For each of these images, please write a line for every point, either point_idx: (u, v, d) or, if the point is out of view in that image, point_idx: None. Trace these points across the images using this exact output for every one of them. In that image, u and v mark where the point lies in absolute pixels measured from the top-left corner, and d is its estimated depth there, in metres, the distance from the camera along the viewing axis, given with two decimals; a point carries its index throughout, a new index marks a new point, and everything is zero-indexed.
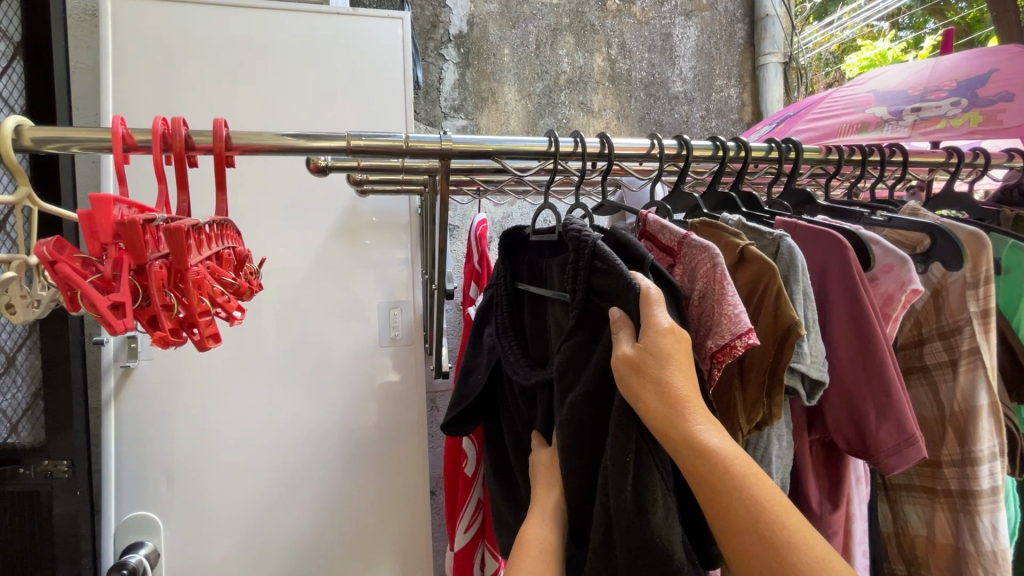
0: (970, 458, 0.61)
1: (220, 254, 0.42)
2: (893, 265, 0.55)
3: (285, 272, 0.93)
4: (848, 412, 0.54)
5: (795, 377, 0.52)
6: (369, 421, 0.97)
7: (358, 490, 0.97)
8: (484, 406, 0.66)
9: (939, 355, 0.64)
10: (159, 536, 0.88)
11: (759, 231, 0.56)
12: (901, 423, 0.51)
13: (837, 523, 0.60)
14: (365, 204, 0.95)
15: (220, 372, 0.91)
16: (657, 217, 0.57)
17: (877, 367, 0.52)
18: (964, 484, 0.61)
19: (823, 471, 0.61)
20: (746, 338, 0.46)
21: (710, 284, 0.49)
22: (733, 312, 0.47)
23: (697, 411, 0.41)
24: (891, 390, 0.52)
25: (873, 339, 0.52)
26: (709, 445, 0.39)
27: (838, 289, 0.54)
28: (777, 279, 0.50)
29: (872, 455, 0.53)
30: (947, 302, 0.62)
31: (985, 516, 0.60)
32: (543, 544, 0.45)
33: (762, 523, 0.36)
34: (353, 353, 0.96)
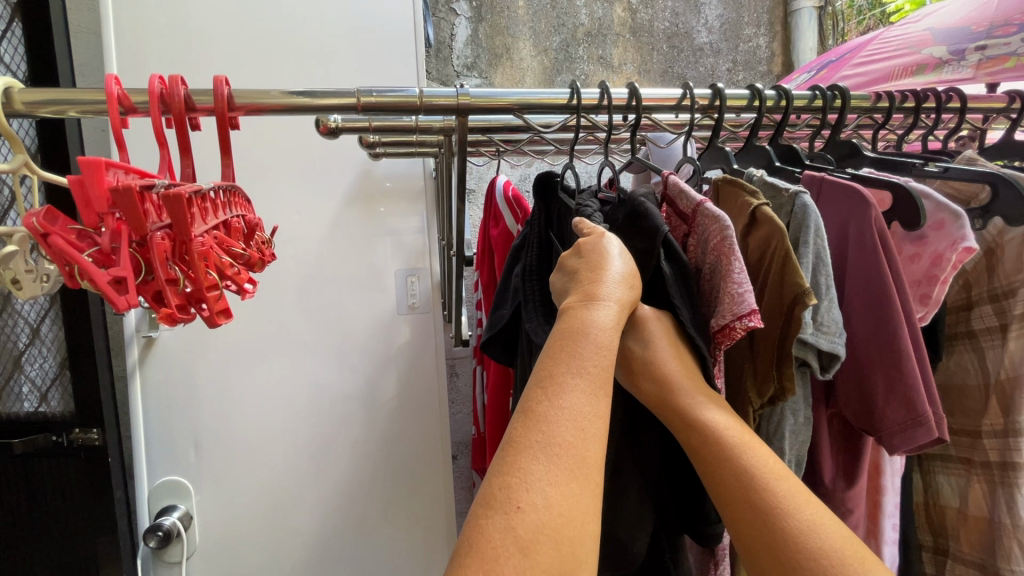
0: (1012, 429, 0.57)
1: (227, 223, 0.40)
2: (945, 221, 0.50)
3: (300, 242, 0.91)
4: (858, 386, 0.51)
5: (806, 350, 0.48)
6: (389, 389, 0.97)
7: (379, 457, 0.98)
8: (510, 348, 0.65)
9: (988, 319, 0.59)
10: (191, 499, 0.91)
11: (777, 187, 0.51)
12: (910, 402, 0.48)
13: (853, 501, 0.57)
14: (379, 168, 0.92)
15: (238, 342, 0.91)
16: (677, 179, 0.52)
17: (892, 338, 0.48)
18: (1005, 456, 0.58)
19: (841, 449, 0.58)
20: (747, 320, 0.43)
21: (719, 259, 0.46)
22: (738, 291, 0.44)
23: (689, 388, 0.42)
24: (901, 366, 0.48)
25: (891, 309, 0.48)
26: (701, 417, 0.40)
27: (856, 250, 0.50)
28: (785, 241, 0.46)
29: (877, 432, 0.50)
30: (1001, 263, 0.57)
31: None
32: (580, 417, 0.32)
33: (751, 487, 0.36)
34: (371, 322, 0.95)
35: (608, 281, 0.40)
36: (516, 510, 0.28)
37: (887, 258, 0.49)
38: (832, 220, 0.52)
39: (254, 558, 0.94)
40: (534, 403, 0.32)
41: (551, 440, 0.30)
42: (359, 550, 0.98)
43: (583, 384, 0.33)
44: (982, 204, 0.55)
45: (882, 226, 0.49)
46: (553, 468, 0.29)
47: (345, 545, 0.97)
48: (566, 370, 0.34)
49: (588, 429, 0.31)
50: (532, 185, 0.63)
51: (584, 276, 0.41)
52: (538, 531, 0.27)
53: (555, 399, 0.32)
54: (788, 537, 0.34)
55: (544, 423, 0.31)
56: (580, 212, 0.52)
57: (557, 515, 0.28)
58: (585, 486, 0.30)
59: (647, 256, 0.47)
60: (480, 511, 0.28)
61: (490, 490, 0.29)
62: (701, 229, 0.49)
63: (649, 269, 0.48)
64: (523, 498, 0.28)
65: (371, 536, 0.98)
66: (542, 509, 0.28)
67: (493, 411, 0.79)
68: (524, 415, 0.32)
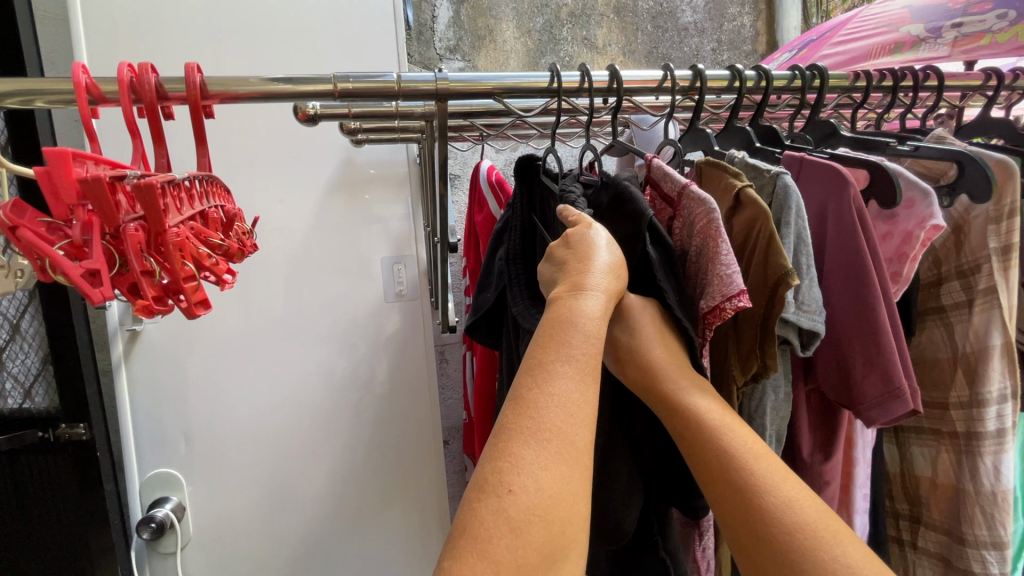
0: (978, 399, 0.58)
1: (204, 213, 0.40)
2: (915, 199, 0.50)
3: (284, 231, 0.90)
4: (837, 362, 0.52)
5: (787, 328, 0.49)
6: (379, 376, 0.97)
7: (372, 444, 0.99)
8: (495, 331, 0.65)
9: (955, 295, 0.59)
10: (182, 491, 0.91)
11: (758, 168, 0.52)
12: (887, 376, 0.49)
13: (829, 473, 0.59)
14: (362, 155, 0.91)
15: (224, 334, 0.90)
16: (661, 162, 0.53)
17: (870, 314, 0.49)
18: (970, 425, 0.59)
19: (819, 423, 0.59)
20: (737, 300, 0.44)
21: (706, 241, 0.47)
22: (727, 272, 0.45)
23: (673, 373, 0.43)
24: (878, 342, 0.49)
25: (869, 286, 0.49)
26: (684, 400, 0.41)
27: (836, 229, 0.51)
28: (768, 225, 0.46)
29: (855, 405, 0.51)
30: (968, 239, 0.57)
31: (988, 457, 0.59)
32: (567, 403, 0.32)
33: (733, 467, 0.37)
34: (359, 311, 0.95)
35: (594, 271, 0.40)
36: (508, 493, 0.28)
37: (866, 236, 0.50)
38: (811, 199, 0.53)
39: (250, 546, 0.95)
40: (524, 391, 0.33)
41: (540, 426, 0.31)
42: (353, 534, 0.99)
43: (572, 372, 0.34)
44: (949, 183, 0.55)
45: (860, 204, 0.50)
46: (543, 453, 0.30)
47: (341, 530, 0.99)
48: (555, 357, 0.34)
49: (576, 413, 0.32)
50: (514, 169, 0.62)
51: (572, 267, 0.41)
52: (530, 512, 0.28)
53: (545, 387, 0.33)
54: (768, 513, 0.35)
55: (534, 409, 0.32)
56: (564, 198, 0.51)
57: (548, 497, 0.29)
58: (573, 469, 0.30)
59: (635, 241, 0.47)
60: (473, 495, 0.29)
61: (482, 475, 0.29)
62: (686, 212, 0.49)
63: (636, 253, 0.48)
64: (515, 481, 0.29)
65: (366, 520, 1.00)
66: (532, 490, 0.28)
67: (483, 395, 0.79)
68: (514, 403, 0.32)
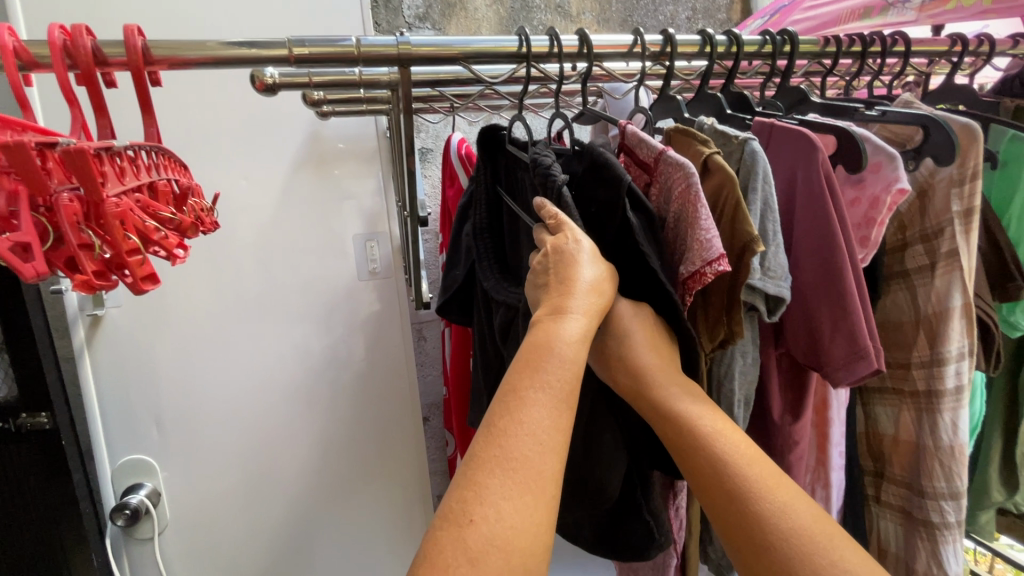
0: (937, 358, 0.60)
1: (152, 185, 0.38)
2: (881, 163, 0.51)
3: (250, 209, 0.87)
4: (805, 325, 0.53)
5: (755, 295, 0.50)
6: (356, 355, 0.96)
7: (352, 424, 0.98)
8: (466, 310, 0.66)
9: (919, 259, 0.60)
10: (157, 476, 0.90)
11: (726, 134, 0.51)
12: (853, 337, 0.50)
13: (799, 433, 0.61)
14: (329, 128, 0.88)
15: (192, 317, 0.88)
16: (635, 128, 0.52)
17: (837, 278, 0.50)
18: (930, 383, 0.61)
19: (789, 385, 0.61)
20: (717, 264, 0.44)
21: (684, 206, 0.46)
22: (705, 236, 0.45)
23: (664, 381, 0.43)
24: (844, 305, 0.50)
25: (836, 249, 0.50)
26: (674, 409, 0.42)
27: (804, 194, 0.51)
28: (734, 192, 0.46)
29: (823, 366, 0.53)
30: (932, 203, 0.57)
31: (947, 414, 0.61)
32: (539, 431, 0.32)
33: (725, 476, 0.38)
34: (331, 290, 0.93)
35: (576, 293, 0.40)
36: (469, 523, 0.28)
37: (833, 202, 0.51)
38: (780, 165, 0.53)
39: (231, 529, 0.95)
40: (496, 418, 0.33)
41: (509, 454, 0.31)
42: (335, 512, 1.00)
43: (546, 399, 0.34)
44: (914, 146, 0.56)
45: (828, 169, 0.50)
46: (509, 482, 0.30)
47: (324, 509, 0.99)
48: (535, 383, 0.34)
49: (546, 441, 0.32)
50: (476, 139, 0.58)
51: (554, 288, 0.41)
52: (489, 543, 0.28)
53: (517, 414, 0.33)
54: (758, 521, 0.35)
55: (504, 437, 0.32)
56: (537, 165, 0.48)
57: (510, 528, 0.29)
58: (540, 498, 0.30)
59: (614, 207, 0.47)
60: (436, 523, 0.29)
61: (447, 505, 0.30)
62: (663, 178, 0.49)
63: (616, 220, 0.47)
64: (477, 511, 0.29)
65: (348, 499, 1.00)
66: (494, 520, 0.29)
67: (457, 371, 0.79)
68: (487, 430, 0.33)
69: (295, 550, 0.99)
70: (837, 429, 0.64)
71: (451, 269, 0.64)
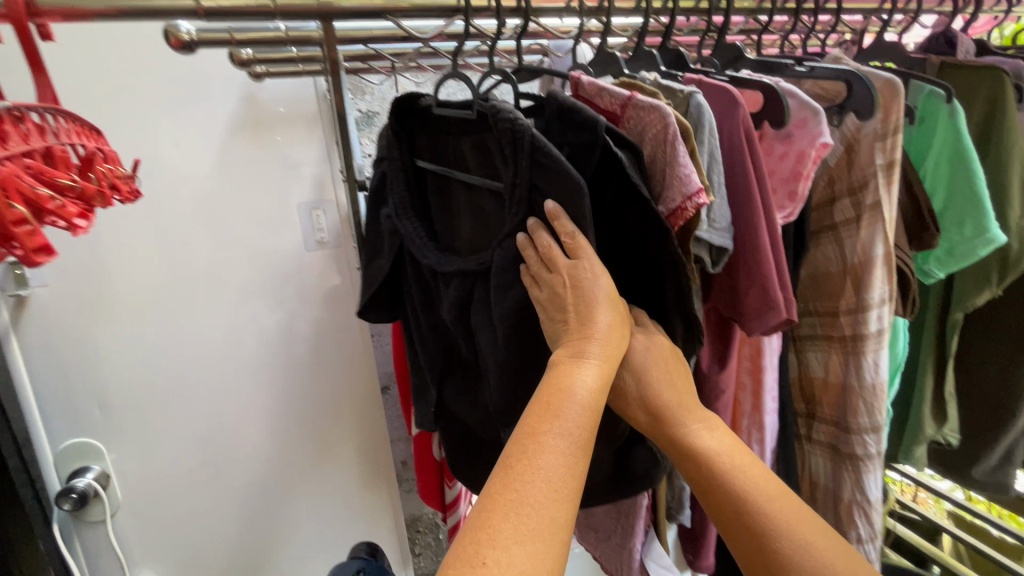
0: (862, 305, 0.61)
1: (48, 152, 0.35)
2: (807, 118, 0.52)
3: (183, 179, 0.82)
4: (727, 279, 0.56)
5: (700, 246, 0.52)
6: (308, 328, 0.95)
7: (310, 396, 0.97)
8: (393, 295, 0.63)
9: (846, 211, 0.61)
10: (105, 459, 0.88)
11: (671, 88, 0.52)
12: (765, 288, 0.53)
13: (724, 380, 0.64)
14: (264, 90, 0.83)
15: (128, 295, 0.83)
16: (591, 79, 0.52)
17: (751, 233, 0.52)
18: (855, 329, 0.63)
19: (716, 336, 0.64)
20: (697, 198, 0.46)
21: (660, 148, 0.48)
22: (684, 172, 0.47)
23: (687, 418, 0.51)
24: (757, 260, 0.52)
25: (752, 204, 0.52)
26: (698, 447, 0.50)
27: (728, 152, 0.52)
28: (691, 141, 0.48)
29: (741, 318, 0.56)
30: (858, 156, 0.59)
31: (870, 355, 0.63)
32: (557, 477, 0.37)
33: (743, 507, 0.47)
34: (279, 262, 0.90)
35: (595, 341, 0.45)
36: (483, 564, 0.32)
37: (752, 158, 0.52)
38: None
39: (187, 507, 0.94)
40: (514, 459, 0.38)
41: (522, 498, 0.36)
42: (298, 484, 1.00)
43: (564, 444, 0.39)
44: (838, 102, 0.58)
45: (750, 125, 0.52)
46: (524, 523, 0.35)
47: (286, 481, 0.99)
48: (553, 427, 0.39)
49: (560, 488, 0.37)
50: (390, 109, 0.55)
51: (575, 335, 0.46)
52: None
53: (536, 459, 0.38)
54: (771, 541, 0.46)
55: (518, 481, 0.36)
56: (501, 114, 0.46)
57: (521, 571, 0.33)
58: (538, 535, 0.34)
59: (593, 147, 0.46)
60: (454, 558, 0.33)
61: (464, 542, 0.34)
62: (634, 122, 0.50)
63: (596, 160, 0.47)
64: (490, 554, 0.33)
65: (310, 471, 1.00)
66: (508, 564, 0.33)
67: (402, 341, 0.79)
68: (505, 468, 0.37)
69: (259, 522, 0.99)
70: (771, 377, 0.65)
71: (371, 259, 0.61)
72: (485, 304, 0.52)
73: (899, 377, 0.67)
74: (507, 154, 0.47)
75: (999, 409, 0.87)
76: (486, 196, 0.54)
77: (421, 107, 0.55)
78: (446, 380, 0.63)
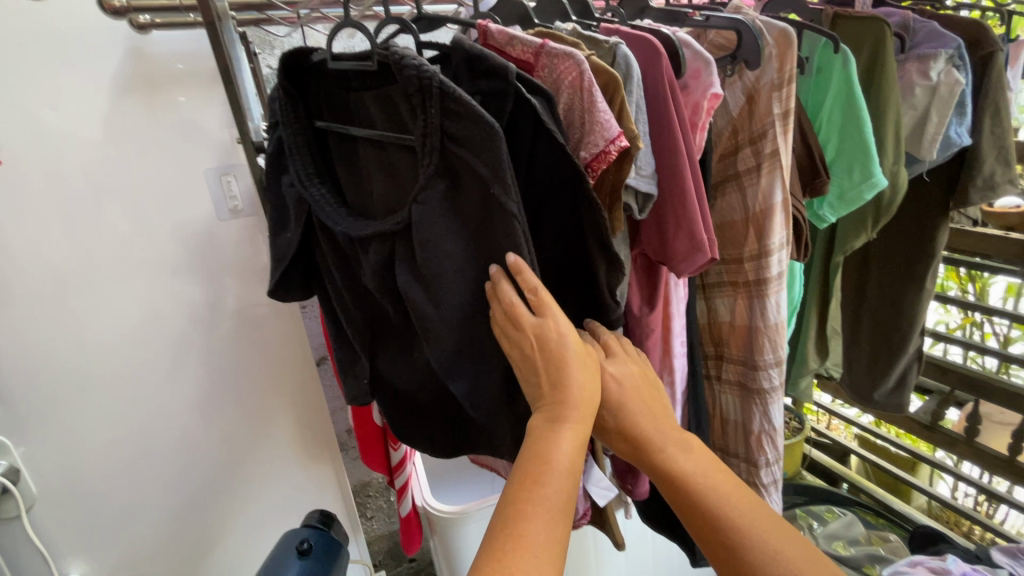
0: (764, 251, 0.64)
1: None
2: (700, 69, 0.54)
3: (66, 146, 0.74)
4: (656, 226, 0.57)
5: (628, 193, 0.52)
6: (231, 302, 0.90)
7: (240, 372, 0.94)
8: (307, 268, 0.60)
9: (748, 161, 0.63)
10: (12, 453, 0.82)
11: (595, 39, 0.52)
12: (692, 231, 0.54)
13: (654, 322, 0.64)
14: (152, 42, 0.74)
15: (14, 278, 0.76)
16: (499, 28, 0.50)
17: (677, 178, 0.53)
18: (759, 274, 0.66)
19: (643, 282, 0.63)
20: (618, 142, 0.46)
21: (576, 95, 0.47)
22: (603, 117, 0.46)
23: (671, 451, 0.50)
24: (680, 205, 0.54)
25: (676, 150, 0.52)
26: (687, 478, 0.49)
27: (649, 99, 0.52)
28: (620, 90, 0.48)
29: (670, 261, 0.57)
30: (758, 107, 0.60)
31: (772, 296, 0.66)
32: (539, 546, 0.38)
33: (737, 543, 0.46)
34: (190, 236, 0.84)
35: (566, 393, 0.45)
36: None
37: (675, 104, 0.52)
38: None
39: (113, 496, 0.90)
40: (499, 535, 0.39)
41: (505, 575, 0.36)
42: (248, 461, 0.99)
43: (543, 513, 0.40)
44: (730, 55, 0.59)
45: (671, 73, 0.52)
46: None
47: (223, 460, 0.97)
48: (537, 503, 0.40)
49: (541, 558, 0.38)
50: (280, 67, 0.50)
51: (549, 386, 0.46)
52: None
53: (517, 529, 0.39)
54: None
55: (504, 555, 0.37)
56: (405, 63, 0.42)
57: None
58: None
59: (506, 95, 0.43)
60: None
61: None
62: (548, 71, 0.48)
63: (509, 109, 0.44)
64: None
65: (245, 447, 0.98)
66: None
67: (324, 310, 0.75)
68: (490, 542, 0.38)
69: (201, 503, 0.97)
70: (677, 317, 0.65)
71: (280, 231, 0.58)
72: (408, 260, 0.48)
73: (795, 315, 0.73)
74: (416, 104, 0.43)
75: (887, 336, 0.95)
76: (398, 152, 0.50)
77: (313, 64, 0.52)
78: (378, 348, 0.60)
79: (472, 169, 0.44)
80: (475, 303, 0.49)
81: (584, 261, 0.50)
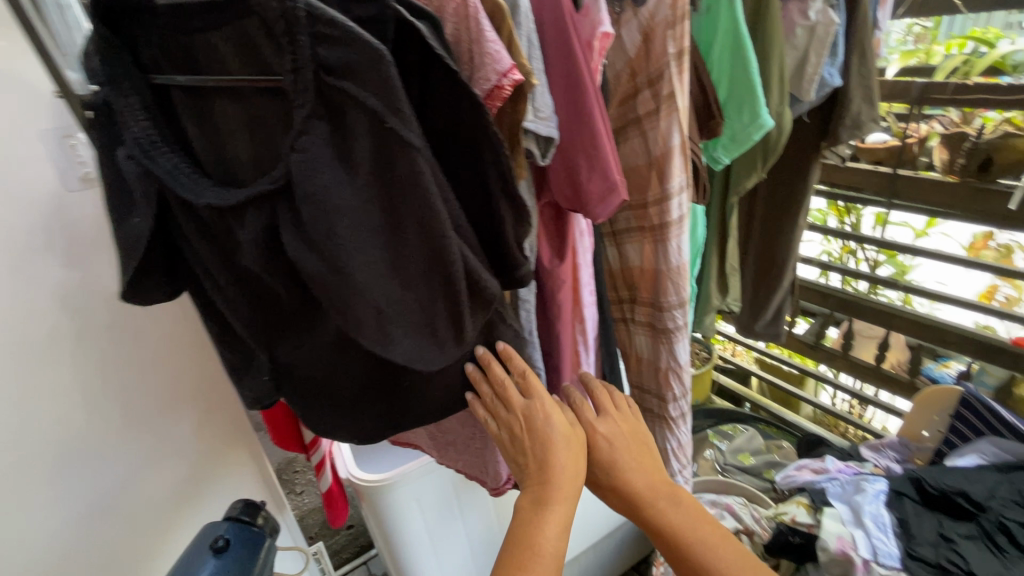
0: (664, 195, 0.62)
1: None
2: (589, 5, 0.50)
3: None
4: (565, 169, 0.51)
5: (528, 137, 0.47)
6: (108, 314, 0.65)
7: (142, 400, 0.71)
8: (169, 256, 0.50)
9: (648, 104, 0.61)
10: None
11: None
12: (604, 171, 0.49)
13: (566, 275, 0.57)
14: None
15: None
16: None
17: (583, 116, 0.49)
18: (660, 217, 0.64)
19: (553, 233, 0.57)
20: (511, 76, 0.41)
21: (463, 28, 0.42)
22: (491, 48, 0.41)
23: (653, 505, 0.57)
24: (591, 146, 0.49)
25: (581, 85, 0.48)
26: (665, 528, 0.57)
27: (550, 32, 0.48)
28: (506, 19, 0.43)
29: (583, 207, 0.51)
30: (653, 47, 0.59)
31: (674, 239, 0.63)
32: None
33: None
34: (30, 222, 0.57)
35: (551, 486, 0.51)
36: None
37: (575, 35, 0.48)
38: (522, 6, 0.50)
39: None
40: None
41: None
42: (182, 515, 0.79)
43: None
44: None
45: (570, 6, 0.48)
46: None
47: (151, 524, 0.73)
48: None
49: None
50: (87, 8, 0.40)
51: (536, 474, 0.52)
52: None
53: None
54: None
55: None
56: None
57: None
58: None
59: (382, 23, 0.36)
60: None
61: None
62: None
63: (390, 37, 0.37)
64: None
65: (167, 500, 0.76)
66: None
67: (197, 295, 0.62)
68: None
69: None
70: (585, 267, 0.59)
71: (124, 217, 0.47)
72: (297, 225, 0.39)
73: (699, 258, 0.76)
74: (281, 38, 0.35)
75: (767, 276, 1.04)
76: (261, 99, 0.43)
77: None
78: (276, 339, 0.50)
79: (361, 104, 0.35)
80: (394, 278, 0.39)
81: (488, 213, 0.44)
